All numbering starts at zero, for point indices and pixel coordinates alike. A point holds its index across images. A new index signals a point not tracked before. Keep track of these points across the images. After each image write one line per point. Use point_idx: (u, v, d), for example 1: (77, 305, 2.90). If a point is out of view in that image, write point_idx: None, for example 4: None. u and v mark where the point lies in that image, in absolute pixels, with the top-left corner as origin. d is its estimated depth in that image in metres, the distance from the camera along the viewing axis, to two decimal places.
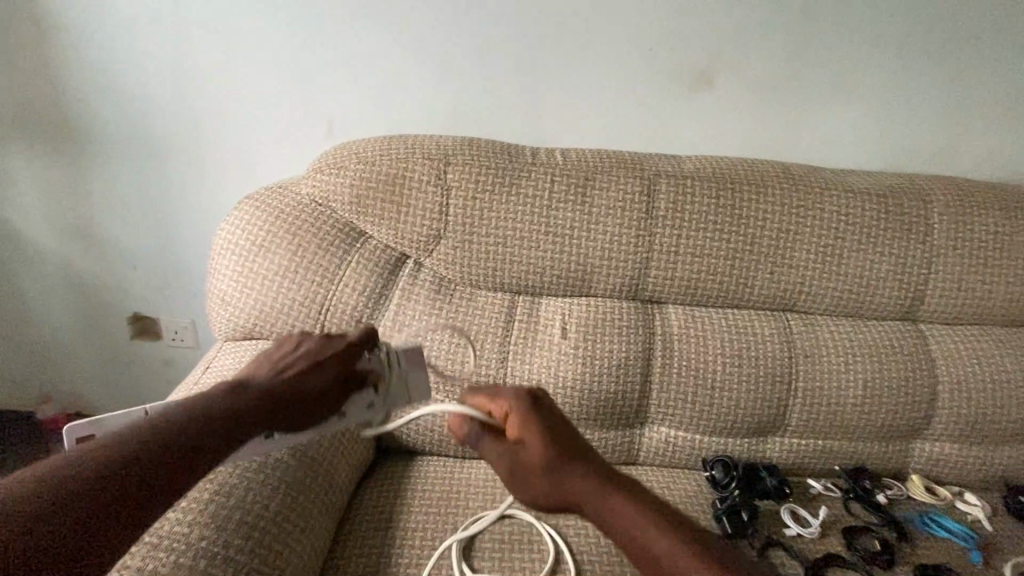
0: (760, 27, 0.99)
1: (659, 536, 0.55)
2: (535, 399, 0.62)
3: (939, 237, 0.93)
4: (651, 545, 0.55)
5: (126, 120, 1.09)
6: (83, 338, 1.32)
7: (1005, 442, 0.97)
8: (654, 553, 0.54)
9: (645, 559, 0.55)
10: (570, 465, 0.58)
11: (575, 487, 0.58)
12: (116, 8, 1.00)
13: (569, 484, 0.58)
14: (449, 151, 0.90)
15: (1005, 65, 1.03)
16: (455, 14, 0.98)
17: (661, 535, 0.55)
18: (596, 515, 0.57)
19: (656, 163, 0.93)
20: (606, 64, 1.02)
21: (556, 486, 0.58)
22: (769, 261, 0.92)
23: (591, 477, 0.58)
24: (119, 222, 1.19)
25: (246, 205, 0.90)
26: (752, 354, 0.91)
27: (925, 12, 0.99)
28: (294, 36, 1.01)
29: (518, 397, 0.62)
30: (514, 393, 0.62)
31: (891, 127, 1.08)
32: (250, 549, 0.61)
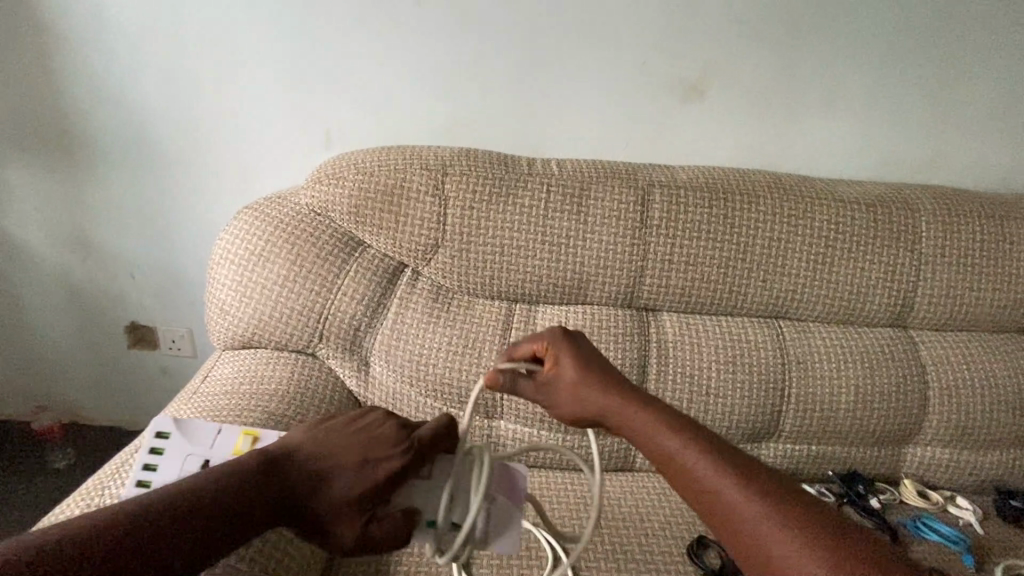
0: (751, 41, 1.01)
1: (672, 435, 0.56)
2: (567, 332, 0.66)
3: (927, 245, 0.95)
4: (666, 447, 0.56)
5: (126, 131, 1.10)
6: (80, 347, 1.32)
7: (995, 447, 0.98)
8: (666, 452, 0.56)
9: (662, 460, 0.56)
10: (594, 381, 0.62)
11: (598, 399, 0.61)
12: (117, 21, 1.01)
13: (591, 396, 0.61)
14: (447, 162, 0.91)
15: (989, 77, 1.06)
16: (452, 28, 1.00)
17: (674, 435, 0.56)
18: (619, 424, 0.60)
19: (649, 173, 0.94)
20: (601, 76, 1.04)
21: (579, 400, 0.62)
22: (762, 269, 0.93)
23: (613, 391, 0.61)
24: (117, 232, 1.20)
25: (246, 215, 0.91)
26: (746, 360, 0.92)
27: (911, 26, 1.01)
28: (294, 48, 1.02)
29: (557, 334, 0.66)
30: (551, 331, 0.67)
31: (880, 138, 1.10)
32: (250, 557, 0.61)
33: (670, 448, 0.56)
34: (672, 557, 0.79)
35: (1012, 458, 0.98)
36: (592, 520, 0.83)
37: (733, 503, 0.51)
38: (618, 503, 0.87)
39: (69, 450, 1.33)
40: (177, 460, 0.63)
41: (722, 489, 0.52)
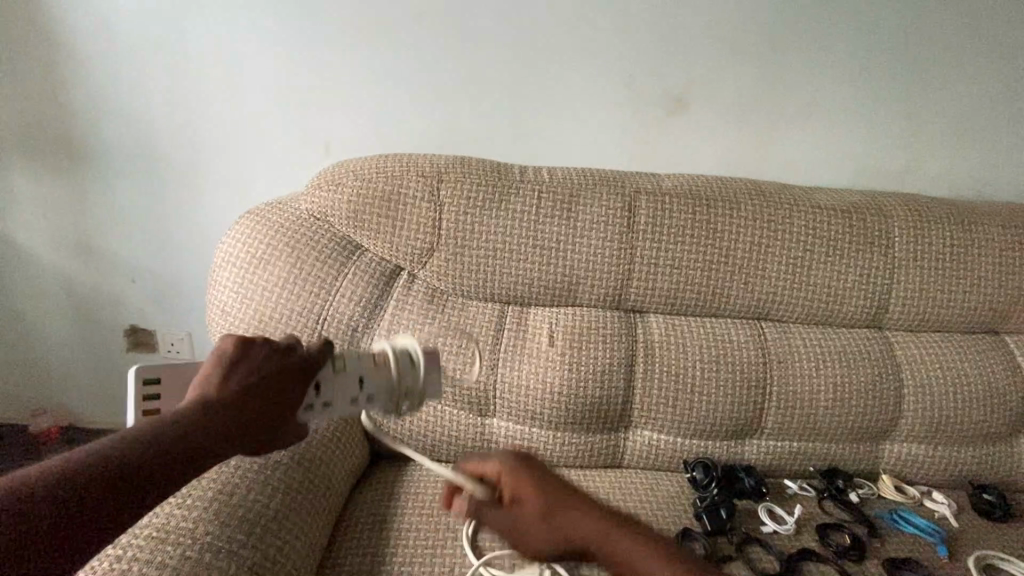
0: (733, 56, 1.07)
1: (639, 554, 0.62)
2: (523, 458, 0.70)
3: (900, 249, 1.00)
4: (632, 560, 0.62)
5: (130, 138, 1.13)
6: (78, 351, 1.34)
7: (968, 443, 1.02)
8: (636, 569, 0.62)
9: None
10: (561, 509, 0.66)
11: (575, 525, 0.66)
12: (124, 32, 1.05)
13: (561, 523, 0.66)
14: (442, 169, 0.95)
15: (956, 91, 1.11)
16: (447, 43, 1.05)
17: (636, 543, 0.63)
18: (586, 544, 0.65)
19: (635, 181, 0.99)
20: (590, 89, 1.09)
21: (551, 530, 0.66)
22: (744, 273, 0.97)
23: (578, 517, 0.66)
24: (119, 237, 1.22)
25: (247, 219, 0.95)
26: (729, 360, 0.96)
27: (885, 42, 1.07)
28: (294, 58, 1.06)
29: (510, 462, 0.69)
30: (501, 458, 0.70)
31: (856, 148, 1.15)
32: (252, 545, 0.64)
33: (634, 556, 0.62)
34: None
35: (983, 454, 1.03)
36: None
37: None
38: (609, 498, 0.90)
39: (66, 452, 1.34)
40: None
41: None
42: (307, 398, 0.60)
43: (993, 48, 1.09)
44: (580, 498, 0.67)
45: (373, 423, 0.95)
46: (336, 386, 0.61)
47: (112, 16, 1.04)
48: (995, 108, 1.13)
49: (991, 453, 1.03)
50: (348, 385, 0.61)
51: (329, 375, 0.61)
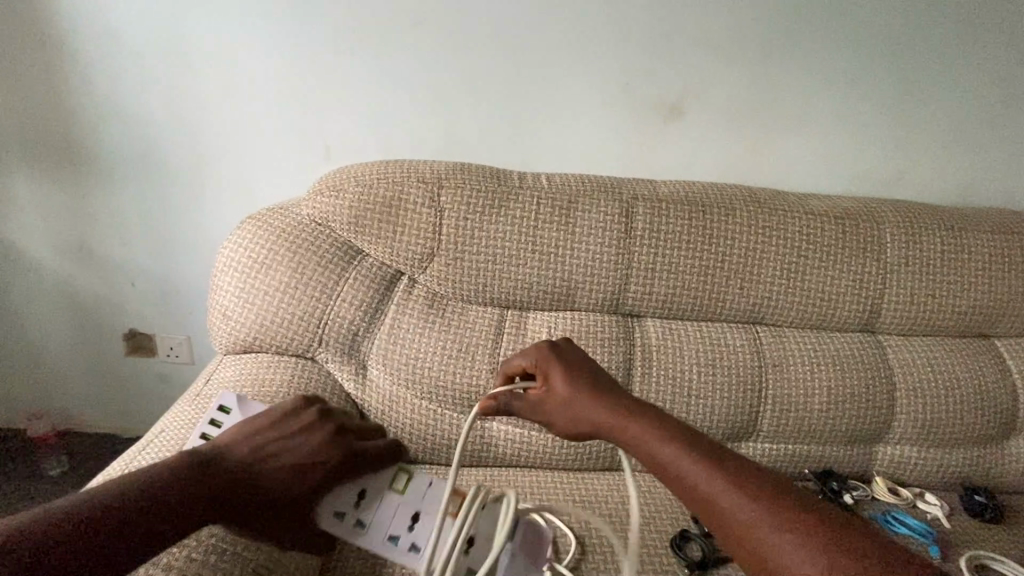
0: (728, 65, 1.09)
1: (664, 443, 0.62)
2: (554, 348, 0.74)
3: (892, 254, 1.02)
4: (659, 452, 0.62)
5: (131, 143, 1.14)
6: (77, 355, 1.34)
7: (960, 445, 1.04)
8: (661, 457, 0.62)
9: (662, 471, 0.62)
10: (596, 394, 0.69)
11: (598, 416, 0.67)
12: (126, 38, 1.06)
13: (595, 413, 0.67)
14: (442, 175, 0.96)
15: (945, 100, 1.14)
16: (447, 51, 1.06)
17: (669, 443, 0.62)
18: (618, 437, 0.66)
19: (632, 187, 1.00)
20: (588, 97, 1.10)
21: (583, 419, 0.68)
22: (739, 278, 0.99)
23: (612, 409, 0.67)
24: (118, 241, 1.23)
25: (249, 224, 0.96)
26: (724, 363, 0.98)
27: (876, 52, 1.09)
28: (296, 64, 1.07)
29: (546, 355, 0.72)
30: (540, 348, 0.74)
31: (848, 155, 1.18)
32: (256, 547, 0.65)
33: (668, 453, 0.61)
34: (656, 549, 0.83)
35: (974, 456, 1.04)
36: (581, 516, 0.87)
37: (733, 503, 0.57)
38: (607, 500, 0.91)
39: (63, 457, 1.34)
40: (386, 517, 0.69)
41: (709, 484, 0.58)
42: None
43: (981, 58, 1.11)
44: (614, 395, 0.68)
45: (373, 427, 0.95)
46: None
47: (114, 23, 1.05)
48: (983, 116, 1.16)
49: (982, 455, 1.05)
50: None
51: (373, 494, 0.70)
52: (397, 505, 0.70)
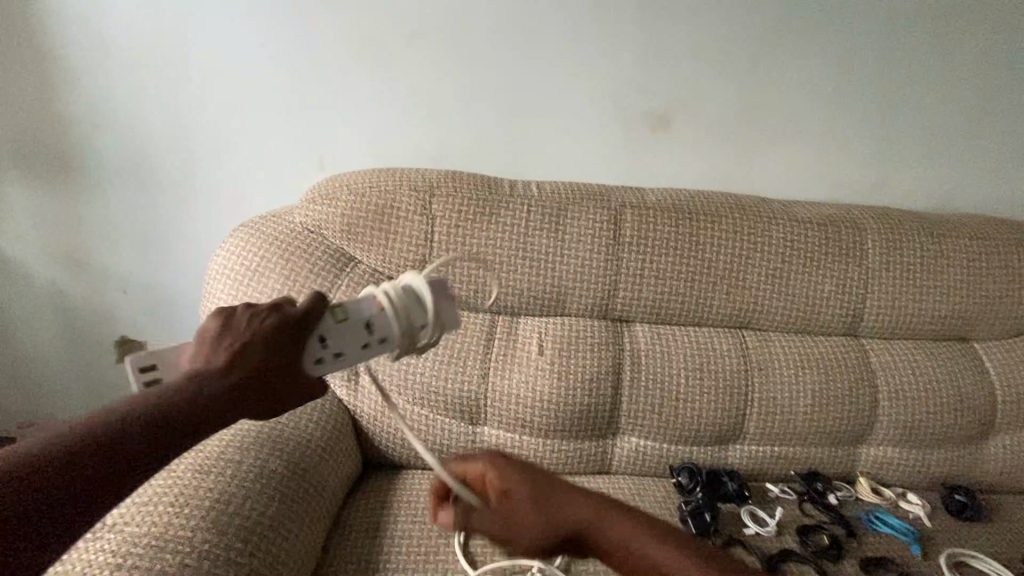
0: (715, 75, 1.11)
1: (656, 543, 0.51)
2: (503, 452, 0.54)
3: (873, 260, 1.05)
4: (663, 560, 0.51)
5: (124, 151, 1.14)
6: (67, 362, 1.33)
7: (940, 446, 1.07)
8: (655, 563, 0.51)
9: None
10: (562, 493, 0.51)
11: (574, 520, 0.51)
12: (119, 47, 1.06)
13: (566, 517, 0.51)
14: (434, 184, 0.97)
15: (926, 110, 1.17)
16: (440, 61, 1.08)
17: (659, 542, 0.52)
18: (597, 544, 0.52)
19: (621, 195, 1.02)
20: (578, 106, 1.12)
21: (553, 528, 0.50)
22: (725, 284, 1.01)
23: (588, 508, 0.52)
24: (109, 249, 1.23)
25: (242, 231, 0.97)
26: (711, 368, 1.00)
27: (858, 63, 1.12)
28: (289, 73, 1.08)
29: (493, 457, 0.54)
30: (488, 453, 0.54)
31: (832, 164, 1.20)
32: (249, 553, 0.66)
33: (663, 555, 0.51)
34: None
35: (955, 456, 1.07)
36: None
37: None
38: None
39: None
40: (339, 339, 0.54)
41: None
42: (313, 354, 0.54)
43: (959, 70, 1.14)
44: (585, 490, 0.53)
45: (365, 433, 0.96)
46: (340, 335, 0.53)
47: (107, 31, 1.05)
48: (962, 126, 1.19)
49: (963, 456, 1.07)
50: (357, 329, 0.53)
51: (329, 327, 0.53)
52: (334, 330, 0.53)
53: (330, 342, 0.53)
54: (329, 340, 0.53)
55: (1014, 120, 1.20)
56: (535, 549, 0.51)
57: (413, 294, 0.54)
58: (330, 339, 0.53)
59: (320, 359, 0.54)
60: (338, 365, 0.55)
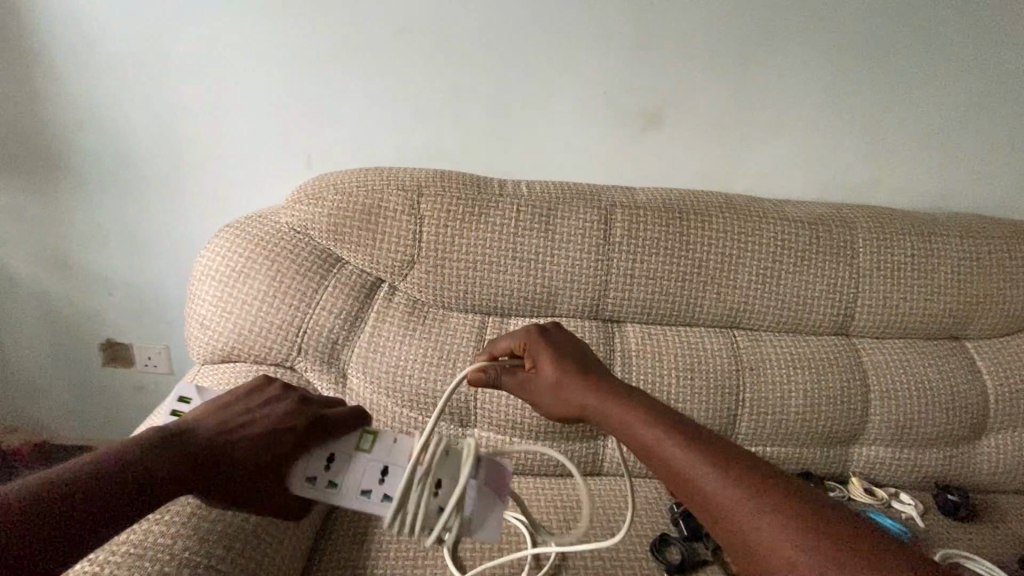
0: (705, 73, 1.11)
1: (645, 423, 0.61)
2: (541, 330, 0.76)
3: (864, 259, 1.04)
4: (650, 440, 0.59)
5: (108, 151, 1.13)
6: (53, 366, 1.32)
7: (933, 445, 1.06)
8: (643, 439, 0.60)
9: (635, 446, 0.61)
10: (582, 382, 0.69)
11: (575, 393, 0.69)
12: (101, 46, 1.05)
13: (576, 398, 0.68)
14: (422, 183, 0.96)
15: (915, 108, 1.17)
16: (428, 59, 1.07)
17: (647, 424, 0.61)
18: (600, 419, 0.66)
19: (612, 194, 1.01)
20: (568, 105, 1.12)
21: (567, 401, 0.69)
22: (717, 283, 1.01)
23: (595, 394, 0.67)
24: (94, 250, 1.21)
25: (227, 231, 0.95)
26: (702, 368, 0.99)
27: (848, 62, 1.12)
28: (275, 71, 1.07)
29: (534, 334, 0.75)
30: (527, 330, 0.76)
31: (823, 162, 1.20)
32: (232, 561, 0.64)
33: (647, 433, 0.60)
34: (636, 554, 0.83)
35: (947, 455, 1.07)
36: (562, 521, 0.88)
37: (732, 506, 0.51)
38: (589, 505, 0.92)
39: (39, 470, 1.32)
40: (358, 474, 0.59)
41: (692, 469, 0.55)
42: (310, 469, 0.60)
43: (949, 68, 1.14)
44: (598, 376, 0.69)
45: None
46: (350, 467, 0.60)
47: (88, 29, 1.03)
48: (951, 124, 1.19)
49: (955, 455, 1.07)
50: (371, 468, 0.60)
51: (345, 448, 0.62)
52: (365, 463, 0.60)
53: (337, 468, 0.60)
54: (337, 465, 0.60)
55: (1005, 118, 1.20)
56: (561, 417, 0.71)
57: (458, 461, 0.59)
58: (336, 461, 0.60)
59: (312, 478, 0.59)
60: (322, 495, 0.58)
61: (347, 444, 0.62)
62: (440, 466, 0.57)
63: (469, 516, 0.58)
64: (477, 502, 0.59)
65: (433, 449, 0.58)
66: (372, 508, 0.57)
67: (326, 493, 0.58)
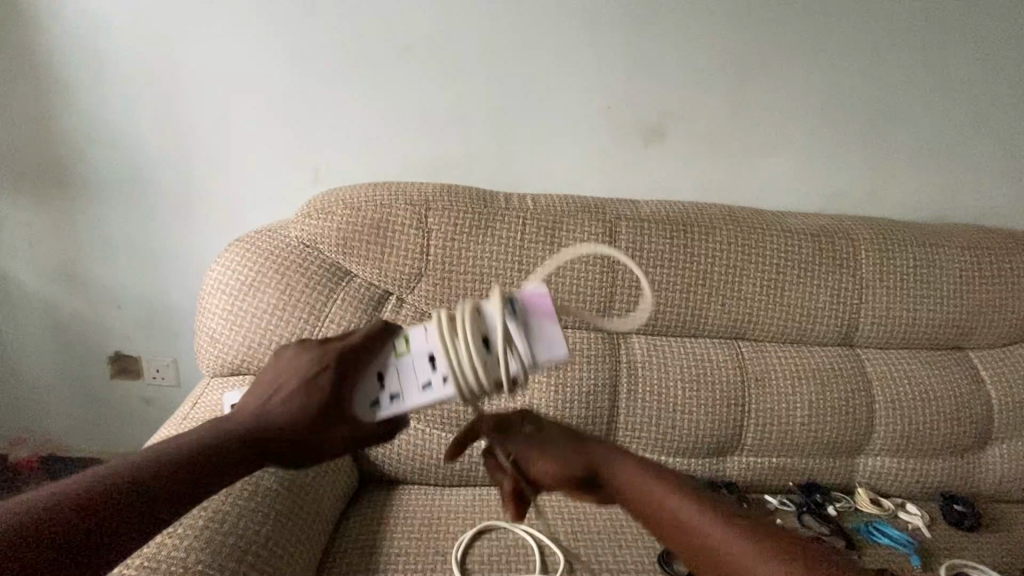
0: (707, 87, 1.13)
1: (666, 485, 0.53)
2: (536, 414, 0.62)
3: (867, 270, 1.05)
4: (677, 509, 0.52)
5: (120, 166, 1.14)
6: (61, 378, 1.32)
7: (938, 455, 1.07)
8: (661, 503, 0.52)
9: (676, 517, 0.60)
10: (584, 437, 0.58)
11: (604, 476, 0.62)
12: (115, 64, 1.07)
13: (577, 449, 0.57)
14: (429, 197, 0.98)
15: (915, 120, 1.19)
16: (434, 76, 1.09)
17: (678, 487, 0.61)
18: (608, 480, 0.56)
19: (616, 207, 1.03)
20: (573, 119, 1.13)
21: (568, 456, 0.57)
22: (721, 294, 1.02)
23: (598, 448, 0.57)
24: (104, 263, 1.22)
25: (238, 245, 0.96)
26: (708, 379, 1.00)
27: (847, 75, 1.14)
28: (285, 88, 1.09)
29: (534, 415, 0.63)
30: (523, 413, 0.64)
31: (825, 174, 1.22)
32: (244, 573, 0.65)
33: (674, 502, 0.52)
34: (644, 566, 0.83)
35: (953, 465, 1.07)
36: (571, 533, 0.88)
37: None
38: (597, 517, 0.92)
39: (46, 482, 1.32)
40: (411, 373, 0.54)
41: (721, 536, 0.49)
42: (369, 394, 0.54)
43: (947, 81, 1.16)
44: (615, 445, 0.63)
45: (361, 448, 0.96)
46: (398, 372, 0.54)
47: (103, 48, 1.06)
48: (951, 136, 1.21)
49: (960, 465, 1.07)
50: (420, 363, 0.54)
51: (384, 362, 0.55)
52: (410, 363, 0.54)
53: (390, 381, 0.54)
54: (388, 380, 0.54)
55: (1004, 130, 1.21)
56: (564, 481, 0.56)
57: (485, 322, 0.51)
58: (387, 376, 0.54)
59: (376, 401, 0.54)
60: (395, 410, 0.54)
61: (389, 355, 0.55)
62: (474, 329, 0.51)
63: (536, 352, 0.51)
64: (533, 340, 0.51)
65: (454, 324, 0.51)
66: (438, 394, 0.52)
67: (395, 406, 0.54)
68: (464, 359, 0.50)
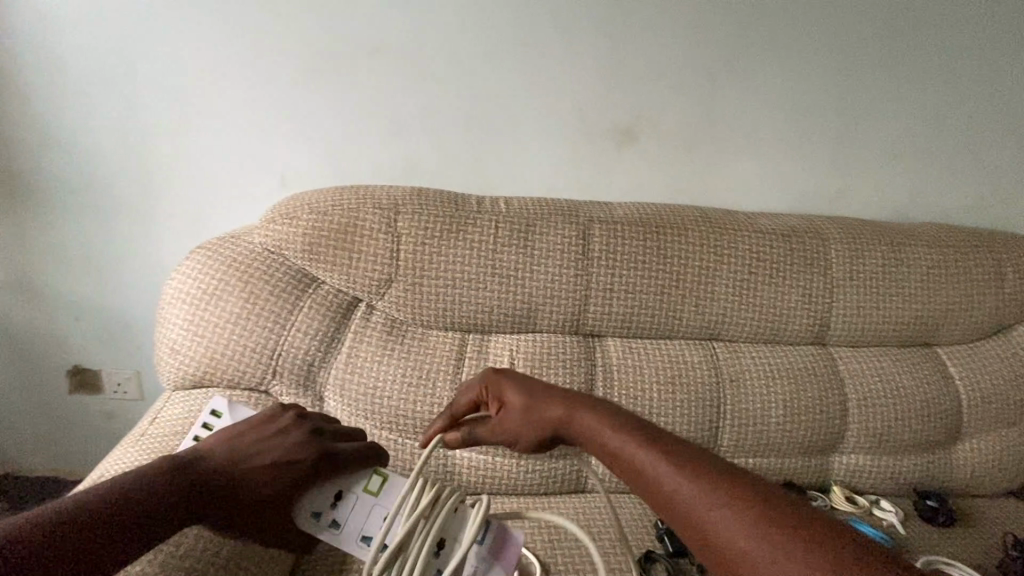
0: (679, 89, 1.13)
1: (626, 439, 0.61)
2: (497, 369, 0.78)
3: (837, 269, 1.06)
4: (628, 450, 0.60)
5: (74, 172, 1.10)
6: (14, 395, 1.26)
7: (910, 452, 1.08)
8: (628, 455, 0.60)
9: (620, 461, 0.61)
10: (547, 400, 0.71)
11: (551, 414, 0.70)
12: (67, 66, 1.03)
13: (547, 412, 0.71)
14: (399, 201, 0.96)
15: (881, 122, 1.21)
16: (404, 79, 1.07)
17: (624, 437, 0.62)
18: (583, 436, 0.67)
19: (589, 209, 1.02)
20: (545, 122, 1.13)
21: (535, 418, 0.71)
22: (695, 296, 1.01)
23: (560, 403, 0.70)
24: (60, 274, 1.17)
25: (198, 253, 0.93)
26: (684, 380, 0.99)
27: (814, 78, 1.15)
28: (249, 91, 1.06)
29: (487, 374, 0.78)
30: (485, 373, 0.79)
31: (794, 175, 1.23)
32: None
33: (620, 442, 0.62)
34: (621, 572, 0.82)
35: (925, 462, 1.08)
36: (546, 541, 0.86)
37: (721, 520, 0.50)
38: (573, 525, 0.90)
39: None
40: (361, 513, 0.64)
41: (656, 469, 0.56)
42: (320, 503, 0.65)
43: (910, 83, 1.18)
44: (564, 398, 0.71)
45: None
46: (356, 510, 0.64)
47: (54, 50, 1.01)
48: (916, 135, 1.23)
49: (932, 460, 1.09)
50: (373, 513, 0.64)
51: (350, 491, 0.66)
52: (370, 506, 0.65)
53: (342, 512, 0.64)
54: (342, 508, 0.64)
55: (966, 130, 1.24)
56: (540, 442, 0.73)
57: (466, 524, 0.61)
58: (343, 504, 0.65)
59: (318, 515, 0.64)
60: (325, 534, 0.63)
61: (358, 489, 0.66)
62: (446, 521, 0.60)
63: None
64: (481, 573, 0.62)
65: (429, 497, 0.59)
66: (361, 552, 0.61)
67: (329, 533, 0.63)
68: (415, 539, 0.56)
